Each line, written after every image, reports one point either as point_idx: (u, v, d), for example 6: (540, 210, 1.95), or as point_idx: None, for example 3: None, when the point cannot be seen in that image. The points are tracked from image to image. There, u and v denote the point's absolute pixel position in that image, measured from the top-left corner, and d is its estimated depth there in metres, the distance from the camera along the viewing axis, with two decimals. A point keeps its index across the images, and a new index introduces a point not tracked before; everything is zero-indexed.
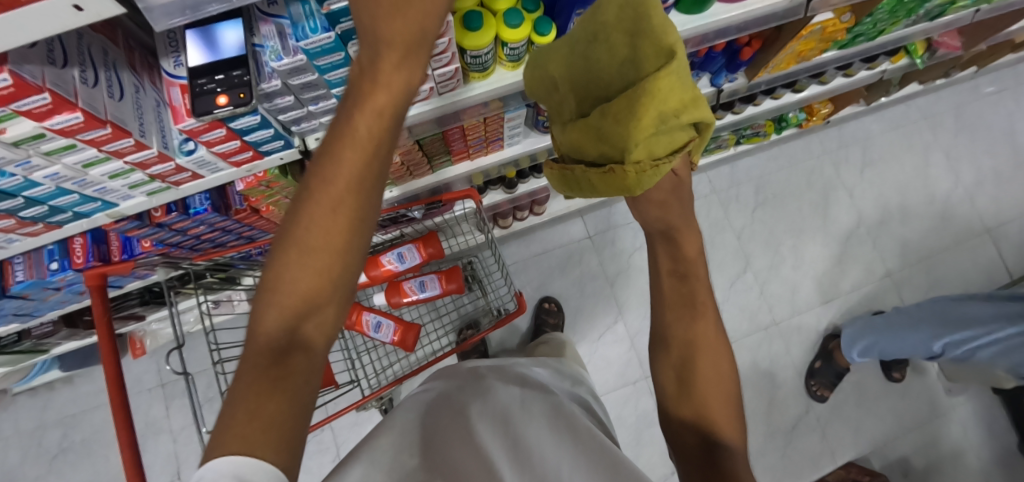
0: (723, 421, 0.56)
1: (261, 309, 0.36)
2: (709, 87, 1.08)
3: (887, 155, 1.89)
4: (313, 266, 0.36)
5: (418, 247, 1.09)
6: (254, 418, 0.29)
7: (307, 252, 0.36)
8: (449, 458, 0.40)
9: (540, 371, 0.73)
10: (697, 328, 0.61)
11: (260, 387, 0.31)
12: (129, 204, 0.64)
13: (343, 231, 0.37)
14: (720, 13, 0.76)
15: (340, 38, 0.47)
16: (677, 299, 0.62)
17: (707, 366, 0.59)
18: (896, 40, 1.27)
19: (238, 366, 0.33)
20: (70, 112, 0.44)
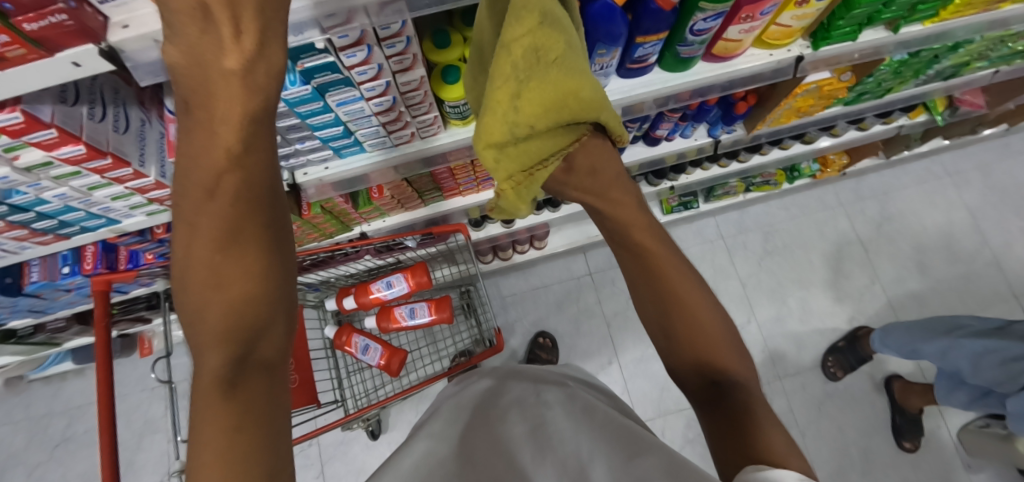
0: (728, 358, 0.54)
1: (195, 353, 0.35)
2: (705, 136, 1.10)
3: (907, 211, 1.83)
4: (225, 298, 0.34)
5: (407, 276, 1.12)
6: (220, 453, 0.30)
7: (216, 287, 0.34)
8: (486, 464, 0.47)
9: (556, 369, 0.78)
10: (666, 283, 0.56)
11: (213, 439, 0.31)
12: (131, 222, 0.69)
13: (246, 259, 0.34)
14: (704, 72, 0.78)
15: (317, 90, 0.51)
16: (637, 266, 0.57)
17: (690, 311, 0.55)
18: (908, 98, 1.25)
19: (192, 409, 0.33)
20: (74, 145, 0.49)
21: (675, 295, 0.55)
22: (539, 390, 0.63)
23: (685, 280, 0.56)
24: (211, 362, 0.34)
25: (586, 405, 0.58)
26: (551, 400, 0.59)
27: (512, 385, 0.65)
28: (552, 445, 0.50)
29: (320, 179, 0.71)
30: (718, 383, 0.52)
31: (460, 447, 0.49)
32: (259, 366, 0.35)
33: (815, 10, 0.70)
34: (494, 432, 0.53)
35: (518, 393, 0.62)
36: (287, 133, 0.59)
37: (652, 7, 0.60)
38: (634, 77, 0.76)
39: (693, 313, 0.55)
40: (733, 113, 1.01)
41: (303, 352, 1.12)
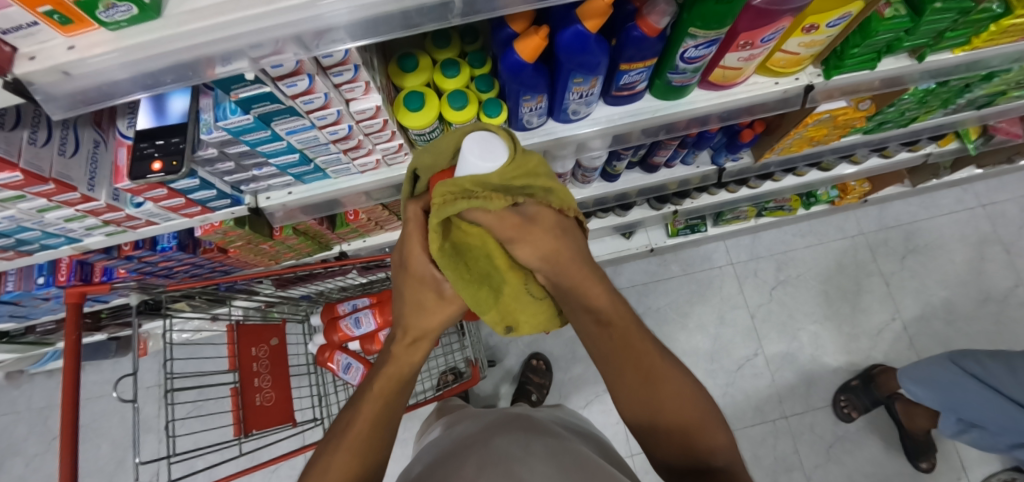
0: (711, 437, 0.46)
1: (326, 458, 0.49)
2: (709, 164, 1.03)
3: (934, 244, 1.71)
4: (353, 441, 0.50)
5: (374, 313, 1.11)
6: None
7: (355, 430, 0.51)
8: None
9: (546, 414, 0.74)
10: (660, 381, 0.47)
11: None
12: (92, 241, 0.67)
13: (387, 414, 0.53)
14: (699, 101, 0.72)
15: (259, 120, 0.47)
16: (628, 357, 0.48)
17: (672, 410, 0.46)
18: (935, 127, 1.16)
19: None
20: (11, 171, 0.48)
21: (662, 385, 0.47)
22: (528, 440, 0.58)
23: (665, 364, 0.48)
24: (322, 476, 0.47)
25: (575, 457, 0.54)
26: (541, 447, 0.56)
27: (501, 434, 0.60)
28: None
29: (283, 204, 0.67)
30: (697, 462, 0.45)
31: None
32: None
33: (825, 37, 0.64)
34: (480, 473, 0.50)
35: (505, 441, 0.58)
36: (240, 159, 0.56)
37: (634, 34, 0.55)
38: (622, 105, 0.71)
39: (663, 397, 0.47)
40: (738, 142, 0.94)
41: (281, 370, 1.05)
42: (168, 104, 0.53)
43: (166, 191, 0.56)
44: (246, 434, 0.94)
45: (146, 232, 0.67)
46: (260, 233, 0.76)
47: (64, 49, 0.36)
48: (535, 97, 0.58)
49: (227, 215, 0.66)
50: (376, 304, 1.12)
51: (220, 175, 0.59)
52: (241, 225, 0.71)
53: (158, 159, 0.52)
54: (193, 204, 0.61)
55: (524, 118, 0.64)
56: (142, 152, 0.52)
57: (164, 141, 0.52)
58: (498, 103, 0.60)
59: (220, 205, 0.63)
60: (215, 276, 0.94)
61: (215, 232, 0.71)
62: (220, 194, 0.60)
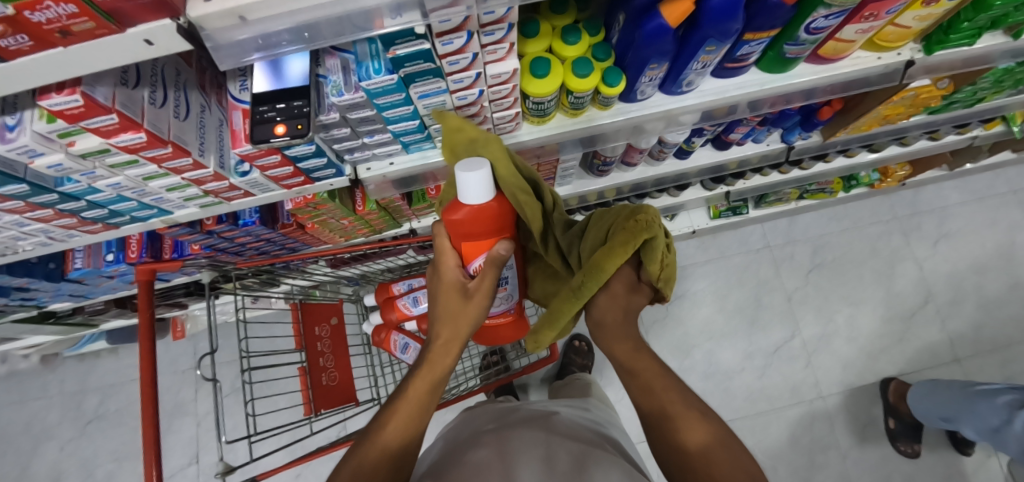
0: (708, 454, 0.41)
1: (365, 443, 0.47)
2: (778, 142, 1.02)
3: (967, 229, 1.72)
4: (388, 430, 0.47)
5: None
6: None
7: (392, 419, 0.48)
8: None
9: (568, 410, 0.70)
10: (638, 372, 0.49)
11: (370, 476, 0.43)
12: (183, 213, 0.64)
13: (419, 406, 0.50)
14: (804, 74, 0.70)
15: (402, 80, 0.45)
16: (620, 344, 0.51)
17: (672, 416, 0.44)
18: (995, 108, 1.15)
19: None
20: (134, 132, 0.45)
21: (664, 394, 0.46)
22: (552, 435, 0.53)
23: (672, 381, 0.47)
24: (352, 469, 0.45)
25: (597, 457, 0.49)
26: (558, 445, 0.50)
27: (521, 429, 0.54)
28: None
29: (384, 175, 0.65)
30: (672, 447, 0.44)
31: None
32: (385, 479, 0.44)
33: (943, 11, 0.62)
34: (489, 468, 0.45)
35: (524, 435, 0.52)
36: (357, 126, 0.54)
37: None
38: (727, 77, 0.69)
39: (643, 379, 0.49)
40: (815, 120, 0.93)
41: (342, 349, 1.04)
42: (285, 64, 0.50)
43: (279, 159, 0.54)
44: (316, 414, 0.93)
45: (239, 205, 0.65)
46: (347, 208, 0.74)
47: None
48: (660, 65, 0.56)
49: (326, 186, 0.63)
50: None
51: (332, 143, 0.56)
52: (333, 198, 0.69)
53: (281, 123, 0.49)
54: (299, 174, 0.59)
55: (638, 88, 0.62)
56: (263, 115, 0.49)
57: (286, 104, 0.49)
58: (618, 71, 0.58)
59: (323, 175, 0.60)
60: (281, 253, 0.92)
61: (307, 206, 0.69)
62: (329, 163, 0.58)
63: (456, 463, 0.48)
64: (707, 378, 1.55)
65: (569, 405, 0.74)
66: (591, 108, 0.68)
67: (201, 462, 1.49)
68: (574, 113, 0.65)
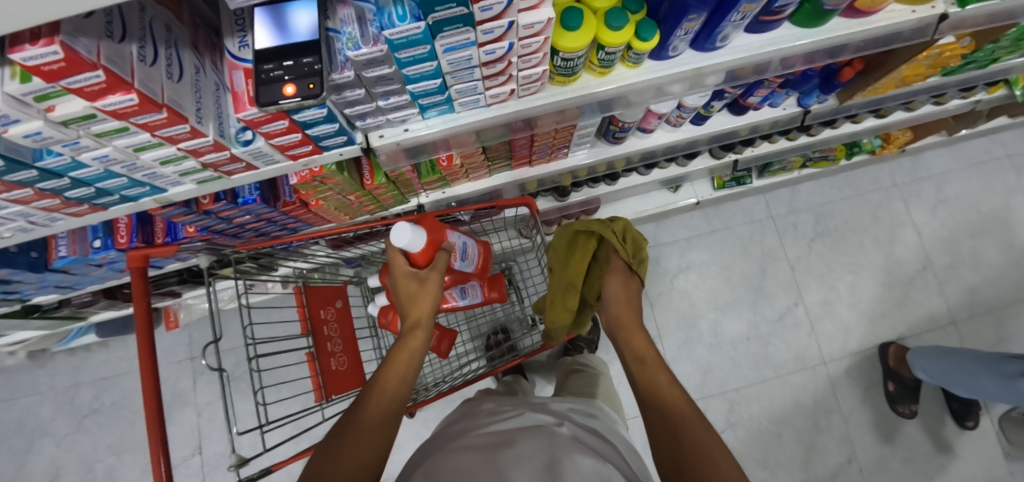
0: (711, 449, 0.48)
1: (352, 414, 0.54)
2: (795, 106, 0.99)
3: (963, 194, 1.74)
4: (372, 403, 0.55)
5: None
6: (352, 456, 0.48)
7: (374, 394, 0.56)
8: None
9: (572, 410, 0.66)
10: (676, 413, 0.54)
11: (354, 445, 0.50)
12: (178, 191, 0.59)
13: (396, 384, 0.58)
14: (840, 29, 0.67)
15: (429, 29, 0.40)
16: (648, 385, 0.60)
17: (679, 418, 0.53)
18: (1004, 70, 1.14)
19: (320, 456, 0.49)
20: (124, 93, 0.39)
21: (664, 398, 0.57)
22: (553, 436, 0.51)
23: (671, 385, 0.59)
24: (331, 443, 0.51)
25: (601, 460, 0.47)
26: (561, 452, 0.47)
27: (525, 435, 0.51)
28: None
29: (397, 142, 0.60)
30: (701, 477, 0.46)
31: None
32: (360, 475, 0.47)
33: None
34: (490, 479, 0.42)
35: (528, 442, 0.49)
36: (372, 86, 0.49)
37: None
38: (759, 32, 0.65)
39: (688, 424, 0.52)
40: (835, 82, 0.90)
41: (350, 333, 0.99)
42: (291, 16, 0.45)
43: (286, 124, 0.49)
44: (328, 399, 0.90)
45: (240, 180, 0.59)
46: (354, 182, 0.69)
47: None
48: (699, 16, 0.52)
49: (335, 156, 0.58)
50: None
51: (344, 107, 0.51)
52: (341, 171, 0.64)
53: (290, 82, 0.44)
54: (307, 142, 0.53)
55: (671, 44, 0.58)
56: (269, 74, 0.44)
57: (294, 62, 0.44)
58: (653, 24, 0.54)
59: (333, 144, 0.55)
60: (282, 235, 0.86)
61: (313, 180, 0.64)
62: (340, 130, 0.53)
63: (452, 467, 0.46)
64: (713, 348, 1.56)
65: (577, 405, 0.70)
66: (619, 67, 0.63)
67: (205, 452, 1.46)
68: (602, 72, 0.60)
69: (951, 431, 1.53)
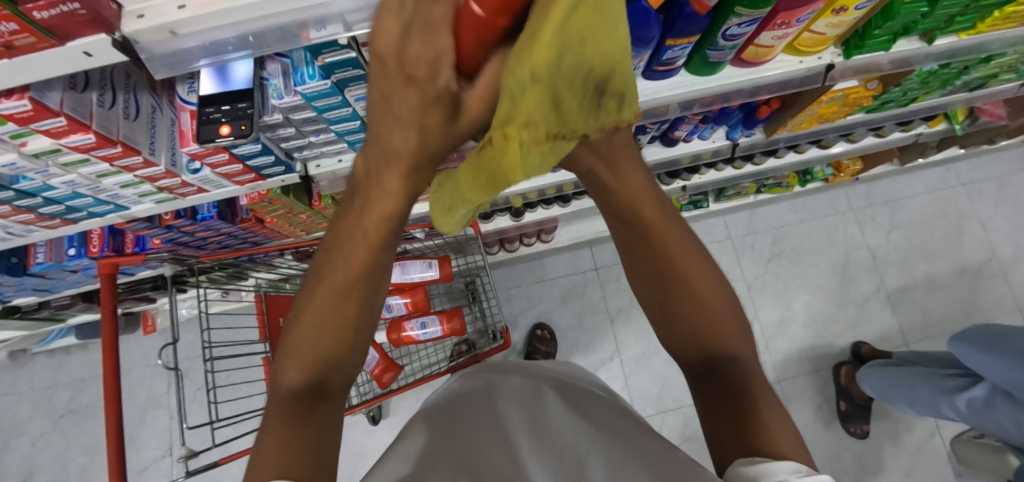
0: (733, 336, 0.49)
1: (285, 364, 0.45)
2: (724, 139, 1.08)
3: (917, 220, 1.82)
4: (317, 338, 0.45)
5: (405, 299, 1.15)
6: (284, 447, 0.37)
7: (314, 327, 0.45)
8: (474, 449, 0.45)
9: (552, 368, 0.73)
10: (688, 284, 0.50)
11: (279, 430, 0.39)
12: (139, 209, 0.67)
13: (351, 301, 0.46)
14: (732, 77, 0.76)
15: (336, 85, 0.49)
16: (653, 272, 0.52)
17: (700, 311, 0.50)
18: (930, 107, 1.22)
19: (266, 413, 0.41)
20: (83, 133, 0.48)
21: (688, 281, 0.50)
22: (538, 397, 0.57)
23: (694, 260, 0.51)
24: (294, 375, 0.44)
25: (590, 414, 0.53)
26: (551, 405, 0.55)
27: (512, 397, 0.56)
28: (574, 466, 0.42)
29: (334, 171, 0.69)
30: (716, 358, 0.48)
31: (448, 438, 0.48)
32: (333, 390, 0.45)
33: (852, 19, 0.68)
34: (497, 437, 0.48)
35: (513, 408, 0.54)
36: (301, 125, 0.58)
37: (686, 10, 0.57)
38: (660, 79, 0.74)
39: (699, 293, 0.50)
40: (755, 117, 0.99)
41: None
42: (230, 68, 0.53)
43: (226, 157, 0.57)
44: None
45: (194, 201, 0.68)
46: (302, 204, 0.77)
47: (174, 8, 0.36)
48: None
49: (277, 182, 0.67)
50: (405, 290, 1.16)
51: (279, 142, 0.60)
52: (287, 194, 0.72)
53: (225, 123, 0.53)
54: (248, 171, 0.62)
55: None
56: (209, 116, 0.53)
57: (230, 106, 0.52)
58: None
59: (273, 172, 0.64)
60: (244, 247, 0.94)
61: (262, 201, 0.72)
62: (277, 161, 0.61)
63: (449, 420, 0.52)
64: (670, 364, 1.61)
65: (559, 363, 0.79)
66: None
67: (175, 453, 1.52)
68: None
69: (901, 449, 1.58)
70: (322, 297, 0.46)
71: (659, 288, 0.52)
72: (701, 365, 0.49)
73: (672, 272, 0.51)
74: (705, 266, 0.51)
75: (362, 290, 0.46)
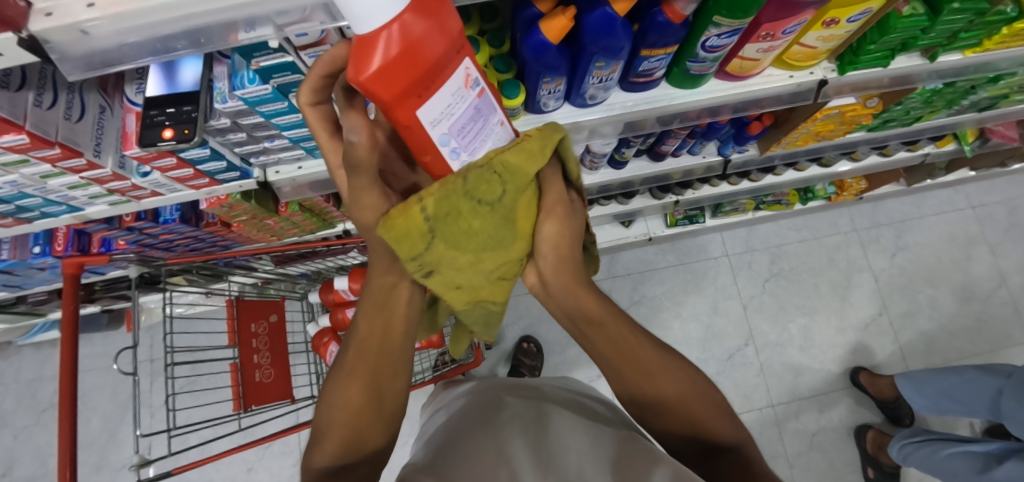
0: (721, 420, 0.47)
1: (312, 452, 0.49)
2: (715, 154, 1.04)
3: (924, 243, 1.76)
4: (342, 419, 0.49)
5: None
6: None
7: (337, 407, 0.50)
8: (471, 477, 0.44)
9: (552, 383, 0.73)
10: (658, 386, 0.49)
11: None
12: (94, 211, 0.65)
13: (369, 376, 0.51)
14: (716, 90, 0.73)
15: (278, 90, 0.47)
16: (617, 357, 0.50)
17: (676, 401, 0.48)
18: (935, 127, 1.17)
19: None
20: (16, 134, 0.46)
21: (654, 379, 0.49)
22: (541, 420, 0.56)
23: (663, 362, 0.50)
24: (319, 461, 0.48)
25: (594, 433, 0.53)
26: (553, 438, 0.52)
27: (513, 425, 0.55)
28: None
29: (293, 178, 0.66)
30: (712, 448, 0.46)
31: (444, 467, 0.47)
32: (359, 468, 0.48)
33: (844, 32, 0.64)
34: (496, 467, 0.47)
35: (514, 436, 0.53)
36: (252, 131, 0.55)
37: (659, 19, 0.54)
38: (639, 91, 0.71)
39: (662, 380, 0.49)
40: (746, 134, 0.95)
41: (281, 346, 1.04)
42: (178, 70, 0.51)
43: (174, 161, 0.55)
44: (246, 410, 0.93)
45: (150, 204, 0.66)
46: (266, 209, 0.75)
47: (82, 7, 0.34)
48: (555, 79, 0.58)
49: (234, 188, 0.65)
50: None
51: (232, 147, 0.58)
52: (248, 199, 0.70)
53: (169, 127, 0.50)
54: (202, 175, 0.60)
55: (541, 100, 0.64)
56: (152, 119, 0.50)
57: (175, 109, 0.50)
58: (516, 83, 0.60)
59: (228, 177, 0.62)
60: (215, 250, 0.92)
61: (222, 205, 0.70)
62: (229, 166, 0.59)
63: (444, 450, 0.51)
64: None
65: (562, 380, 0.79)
66: None
67: None
68: None
69: None
70: (345, 381, 0.51)
71: (635, 382, 0.50)
72: (698, 451, 0.47)
73: (642, 369, 0.49)
74: (664, 358, 0.50)
75: (379, 367, 0.52)
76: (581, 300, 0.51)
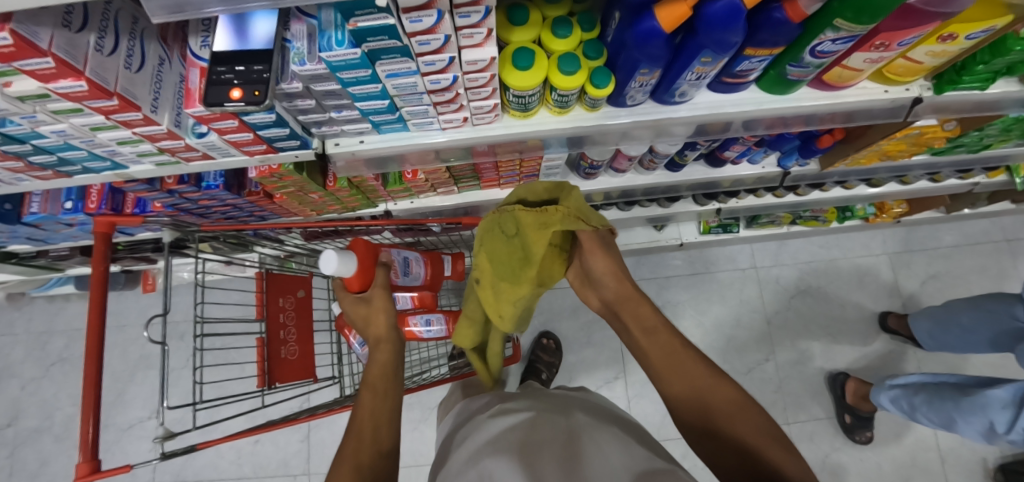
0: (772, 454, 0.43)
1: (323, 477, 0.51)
2: (774, 166, 0.99)
3: (956, 273, 1.71)
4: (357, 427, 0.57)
5: None
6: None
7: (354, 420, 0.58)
8: None
9: (572, 401, 0.64)
10: (705, 386, 0.50)
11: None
12: (139, 170, 0.61)
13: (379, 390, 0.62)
14: (805, 99, 0.68)
15: (367, 56, 0.42)
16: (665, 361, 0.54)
17: (721, 415, 0.47)
18: (999, 156, 1.12)
19: None
20: (74, 79, 0.42)
21: (701, 386, 0.50)
22: (559, 440, 0.49)
23: (698, 363, 0.53)
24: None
25: (626, 460, 0.44)
26: (588, 462, 0.45)
27: (522, 450, 0.48)
28: None
29: (353, 152, 0.62)
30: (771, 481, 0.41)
31: None
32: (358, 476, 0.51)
33: (957, 49, 0.59)
34: None
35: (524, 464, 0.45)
36: (322, 98, 0.51)
37: (776, 16, 0.49)
38: (726, 92, 0.66)
39: (702, 383, 0.50)
40: (813, 146, 0.91)
41: (306, 323, 1.00)
42: (251, 23, 0.46)
43: (236, 123, 0.51)
44: (270, 386, 0.90)
45: (198, 167, 0.62)
46: (315, 183, 0.71)
47: None
48: (651, 71, 0.53)
49: (290, 157, 0.61)
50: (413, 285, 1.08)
51: (296, 113, 0.53)
52: (300, 171, 0.66)
53: (238, 86, 0.45)
54: (260, 142, 0.55)
55: (628, 93, 0.59)
56: (219, 76, 0.45)
57: (245, 68, 0.45)
58: (608, 73, 0.55)
59: (287, 146, 0.57)
60: (250, 220, 0.88)
61: (271, 176, 0.66)
62: (292, 134, 0.55)
63: None
64: None
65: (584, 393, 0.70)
66: (578, 108, 0.64)
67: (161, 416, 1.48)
68: (559, 111, 0.61)
69: None
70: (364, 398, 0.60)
71: (677, 382, 0.52)
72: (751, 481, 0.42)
73: (679, 367, 0.52)
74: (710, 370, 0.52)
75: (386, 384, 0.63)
76: (639, 308, 0.59)
